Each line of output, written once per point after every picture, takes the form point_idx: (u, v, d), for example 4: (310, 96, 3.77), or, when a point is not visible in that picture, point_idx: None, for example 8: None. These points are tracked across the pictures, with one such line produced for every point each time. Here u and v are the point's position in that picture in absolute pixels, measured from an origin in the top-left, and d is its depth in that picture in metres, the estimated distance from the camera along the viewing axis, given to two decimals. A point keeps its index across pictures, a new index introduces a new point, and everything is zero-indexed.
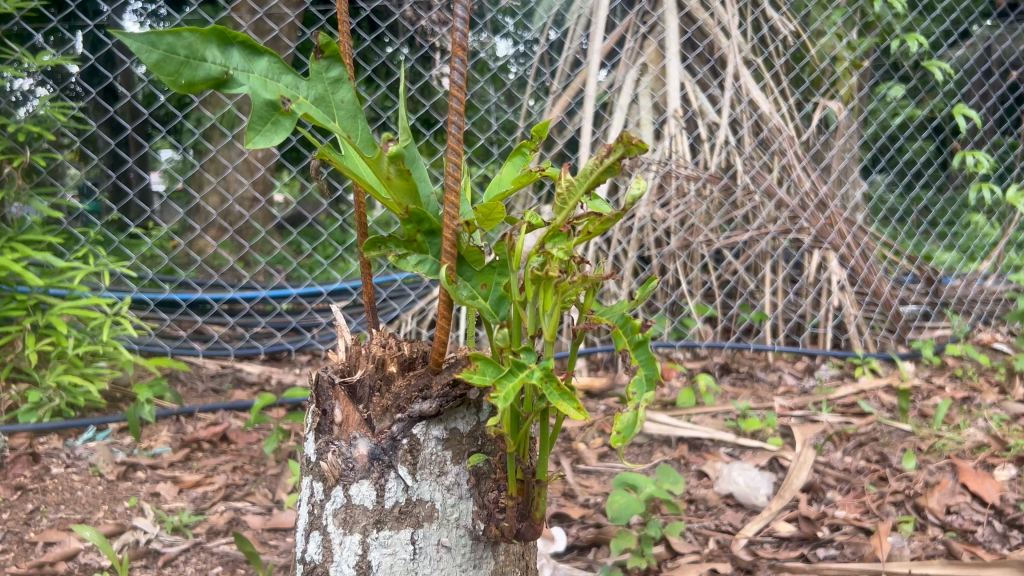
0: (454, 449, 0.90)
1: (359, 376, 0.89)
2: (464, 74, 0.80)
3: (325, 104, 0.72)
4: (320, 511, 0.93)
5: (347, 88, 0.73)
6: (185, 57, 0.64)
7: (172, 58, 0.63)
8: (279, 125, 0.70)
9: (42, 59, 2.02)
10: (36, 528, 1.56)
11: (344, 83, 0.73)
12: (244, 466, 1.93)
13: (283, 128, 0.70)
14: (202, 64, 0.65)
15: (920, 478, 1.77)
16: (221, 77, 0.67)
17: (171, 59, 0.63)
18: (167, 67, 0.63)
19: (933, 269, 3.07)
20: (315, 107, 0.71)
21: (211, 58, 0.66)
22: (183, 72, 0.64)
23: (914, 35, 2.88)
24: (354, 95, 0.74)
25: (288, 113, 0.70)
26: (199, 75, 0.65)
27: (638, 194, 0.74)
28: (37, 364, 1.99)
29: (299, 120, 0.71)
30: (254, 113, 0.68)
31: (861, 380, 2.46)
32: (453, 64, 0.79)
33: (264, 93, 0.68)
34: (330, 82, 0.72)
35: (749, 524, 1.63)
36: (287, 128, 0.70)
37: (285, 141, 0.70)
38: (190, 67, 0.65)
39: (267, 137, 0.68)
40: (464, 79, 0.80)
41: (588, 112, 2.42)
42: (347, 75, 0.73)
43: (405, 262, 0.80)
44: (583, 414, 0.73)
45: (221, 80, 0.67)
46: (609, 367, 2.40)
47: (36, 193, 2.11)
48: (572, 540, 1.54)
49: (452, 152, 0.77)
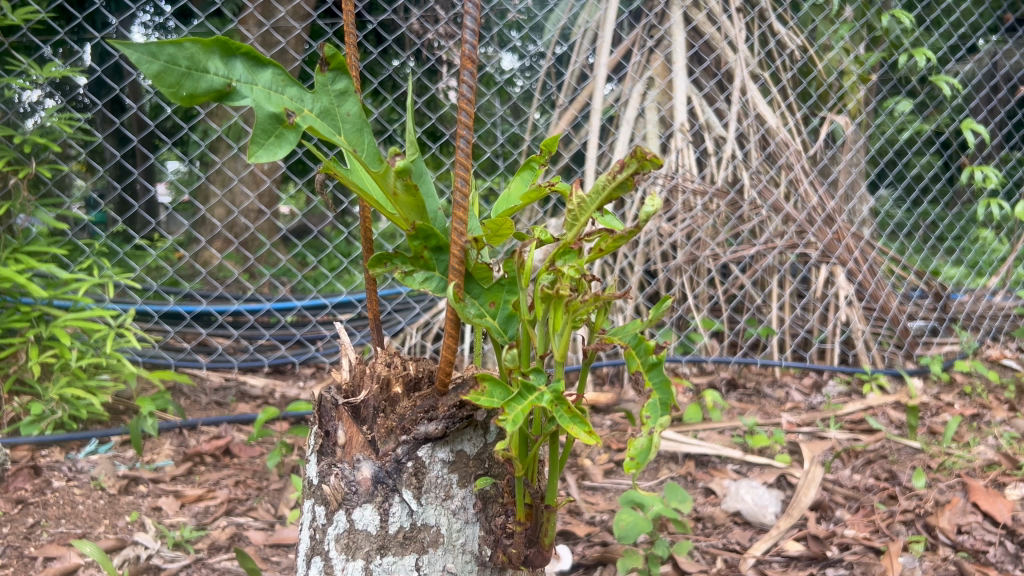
0: (461, 472, 0.89)
1: (363, 397, 0.87)
2: (474, 87, 0.79)
3: (330, 117, 0.71)
4: (322, 536, 0.91)
5: (353, 100, 0.72)
6: (187, 68, 0.63)
7: (173, 69, 0.62)
8: (283, 138, 0.68)
9: (48, 70, 2.04)
10: (36, 543, 1.54)
11: (350, 96, 0.72)
12: (247, 480, 1.91)
13: (287, 141, 0.69)
14: (204, 76, 0.64)
15: (931, 496, 1.73)
16: (224, 89, 0.66)
17: (172, 70, 0.62)
18: (168, 79, 0.62)
19: (942, 284, 3.09)
20: (321, 121, 0.70)
21: (214, 70, 0.65)
22: (185, 84, 0.63)
23: (922, 49, 2.88)
24: (361, 107, 0.73)
25: (292, 126, 0.68)
26: (201, 86, 0.64)
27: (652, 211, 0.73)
28: (40, 376, 1.97)
29: (303, 133, 0.70)
30: (258, 126, 0.67)
31: (869, 396, 2.43)
32: (462, 77, 0.78)
33: (267, 105, 0.67)
34: (335, 94, 0.71)
35: (757, 543, 1.60)
36: (291, 142, 0.69)
37: (289, 154, 0.69)
38: (191, 78, 0.63)
39: (270, 151, 0.67)
40: (474, 92, 0.79)
41: (594, 125, 2.41)
42: (353, 87, 0.71)
43: (411, 279, 0.79)
44: (595, 438, 0.71)
45: (223, 93, 0.66)
46: (615, 382, 2.38)
47: (41, 204, 2.11)
48: (577, 559, 1.50)
49: (461, 166, 0.76)
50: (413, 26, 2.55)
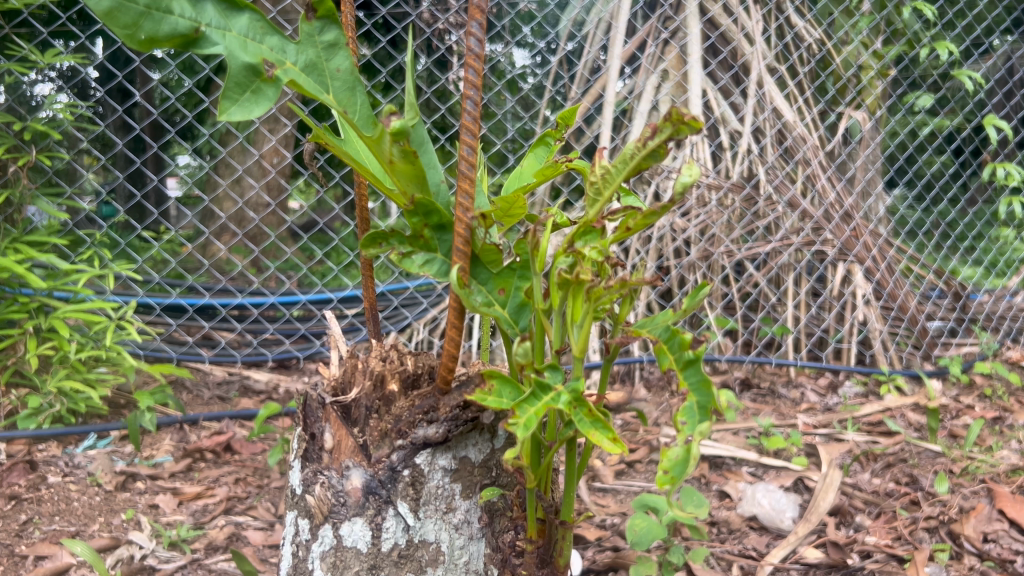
0: (464, 481, 0.82)
1: (354, 396, 0.81)
2: (482, 42, 0.71)
3: (317, 72, 0.64)
4: (306, 553, 0.85)
5: (343, 54, 0.65)
6: (146, 7, 0.56)
7: (129, 7, 0.56)
8: (260, 93, 0.62)
9: (51, 56, 1.98)
10: (27, 541, 1.48)
11: (340, 49, 0.65)
12: (247, 477, 1.85)
13: (265, 97, 0.62)
14: (166, 17, 0.57)
15: (955, 503, 1.64)
16: (190, 34, 0.59)
17: (127, 9, 0.55)
18: (122, 18, 0.55)
19: (961, 284, 2.94)
20: (305, 76, 0.64)
21: (179, 11, 0.58)
22: (143, 25, 0.57)
23: (943, 43, 2.79)
24: (353, 63, 0.66)
25: (271, 80, 0.62)
26: (162, 29, 0.57)
27: (689, 181, 0.67)
28: (38, 368, 1.92)
29: (284, 88, 0.63)
30: (231, 78, 0.60)
31: (887, 398, 2.33)
32: (470, 28, 0.70)
33: (242, 55, 0.60)
34: (324, 47, 0.64)
35: (775, 550, 1.52)
36: (270, 98, 0.62)
37: (267, 112, 0.62)
38: (151, 19, 0.57)
39: (245, 108, 0.61)
40: (482, 45, 0.71)
41: (607, 117, 2.30)
42: (343, 39, 0.64)
43: (410, 262, 0.72)
44: (621, 447, 0.64)
45: (191, 39, 0.59)
46: (626, 380, 2.31)
47: (43, 193, 2.05)
48: (588, 564, 1.42)
49: (467, 133, 0.69)
50: (423, 15, 2.48)
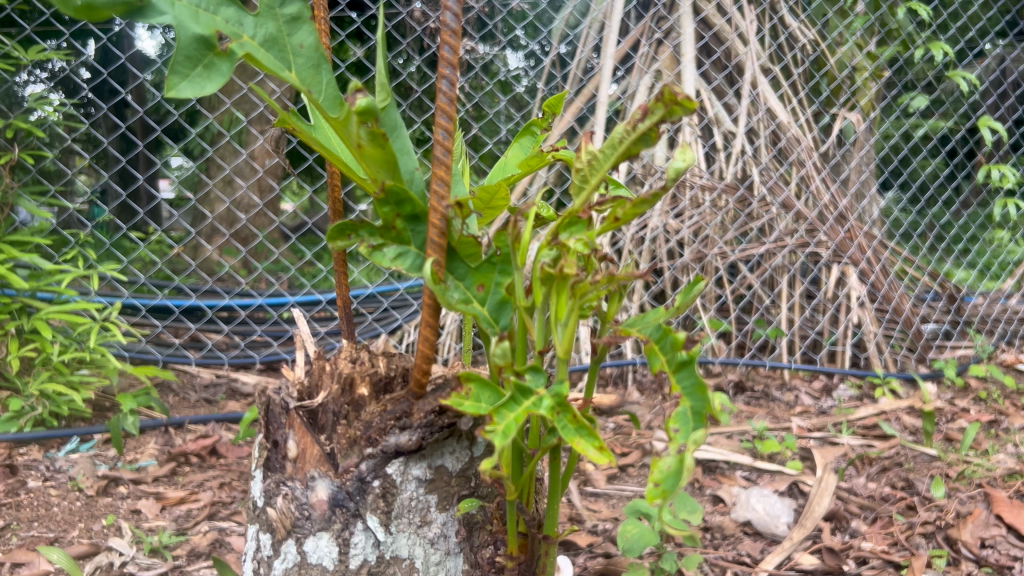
0: (441, 492, 0.78)
1: (321, 400, 0.78)
2: (458, 16, 0.65)
3: (277, 47, 0.63)
4: (267, 569, 0.82)
5: (307, 29, 0.64)
6: None
7: None
8: (214, 68, 0.60)
9: (35, 53, 1.94)
10: (3, 547, 1.43)
11: (304, 23, 0.64)
12: (232, 482, 1.80)
13: (219, 72, 0.60)
14: None
15: (952, 507, 1.61)
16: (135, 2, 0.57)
17: None
18: None
19: (957, 286, 2.94)
20: (265, 50, 0.62)
21: None
22: None
23: (938, 45, 2.77)
24: (317, 38, 0.65)
25: (225, 54, 0.60)
26: None
27: (682, 168, 0.64)
28: (19, 371, 1.87)
29: (239, 62, 0.61)
30: (181, 51, 0.58)
31: (882, 401, 2.30)
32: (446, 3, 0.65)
33: (193, 26, 0.58)
34: (285, 20, 0.63)
35: (770, 556, 1.48)
36: (224, 72, 0.60)
37: (221, 87, 0.60)
38: None
39: (196, 84, 0.59)
40: (459, 23, 0.66)
41: (600, 118, 2.26)
42: (306, 13, 0.63)
43: (380, 255, 0.68)
44: (607, 457, 0.60)
45: (136, 7, 0.58)
46: (618, 383, 2.27)
47: (25, 192, 2.00)
48: (579, 571, 1.38)
49: (442, 116, 0.65)
50: (414, 13, 2.44)
